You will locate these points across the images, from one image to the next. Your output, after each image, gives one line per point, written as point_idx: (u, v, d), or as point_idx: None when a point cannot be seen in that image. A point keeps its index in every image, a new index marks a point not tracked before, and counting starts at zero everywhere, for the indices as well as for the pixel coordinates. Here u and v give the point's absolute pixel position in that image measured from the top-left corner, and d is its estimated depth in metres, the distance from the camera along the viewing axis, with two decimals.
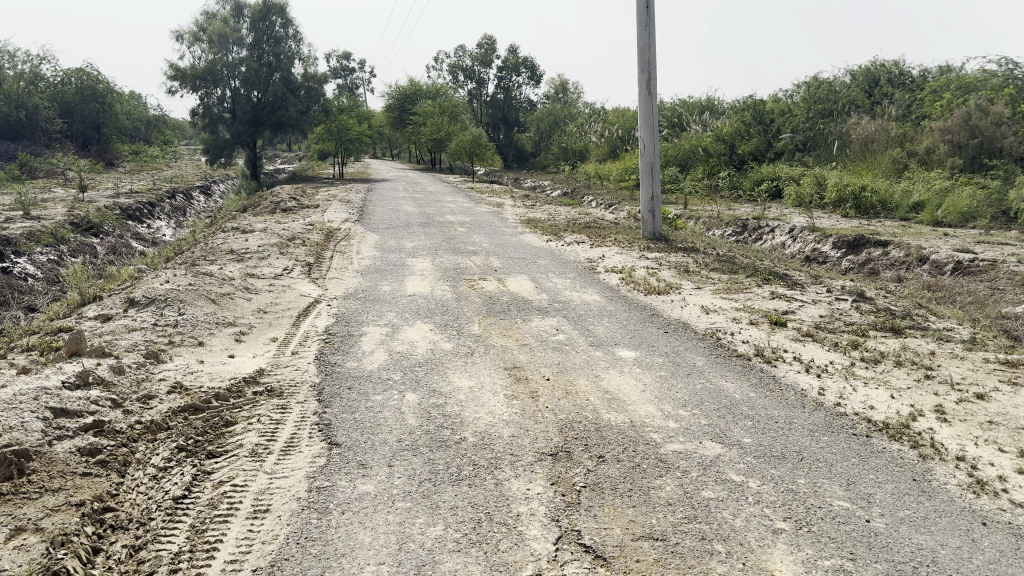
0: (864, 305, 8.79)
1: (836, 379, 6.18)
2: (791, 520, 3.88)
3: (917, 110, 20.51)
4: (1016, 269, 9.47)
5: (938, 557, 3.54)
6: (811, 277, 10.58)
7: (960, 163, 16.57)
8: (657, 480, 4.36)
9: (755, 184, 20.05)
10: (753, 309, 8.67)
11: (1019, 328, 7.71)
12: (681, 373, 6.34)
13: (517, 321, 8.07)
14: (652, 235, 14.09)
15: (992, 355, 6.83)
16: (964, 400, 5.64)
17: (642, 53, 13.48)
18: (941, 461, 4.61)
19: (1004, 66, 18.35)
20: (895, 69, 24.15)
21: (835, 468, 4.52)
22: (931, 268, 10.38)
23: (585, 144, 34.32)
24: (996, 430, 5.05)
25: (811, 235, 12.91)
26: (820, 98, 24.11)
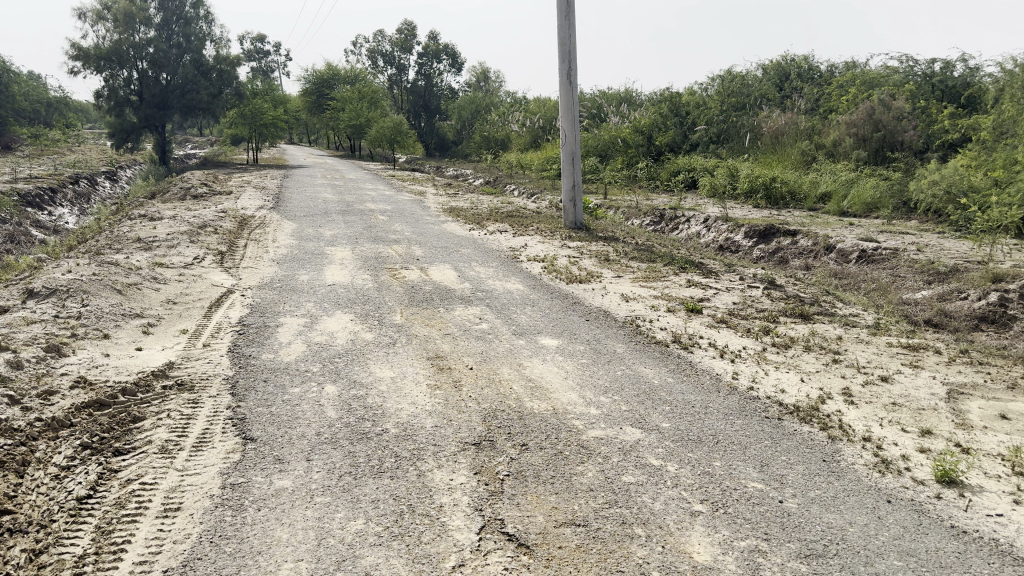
0: (775, 293, 9.08)
1: (749, 364, 6.35)
2: (708, 503, 3.96)
3: (825, 104, 21.24)
4: (916, 257, 9.93)
5: (847, 535, 3.66)
6: (725, 265, 10.85)
7: (864, 156, 17.38)
8: (579, 466, 4.38)
9: (672, 175, 20.43)
10: (671, 297, 8.82)
11: (918, 314, 8.09)
12: (602, 361, 6.40)
13: (439, 310, 8.01)
14: (573, 224, 14.18)
15: (895, 339, 7.14)
16: (870, 382, 5.89)
17: (562, 42, 13.50)
18: (848, 442, 4.78)
19: (905, 63, 19.18)
20: (804, 64, 24.93)
21: (749, 450, 4.63)
22: (837, 257, 10.79)
23: (507, 133, 34.34)
24: (899, 411, 5.27)
25: (725, 225, 13.23)
26: (733, 92, 24.69)
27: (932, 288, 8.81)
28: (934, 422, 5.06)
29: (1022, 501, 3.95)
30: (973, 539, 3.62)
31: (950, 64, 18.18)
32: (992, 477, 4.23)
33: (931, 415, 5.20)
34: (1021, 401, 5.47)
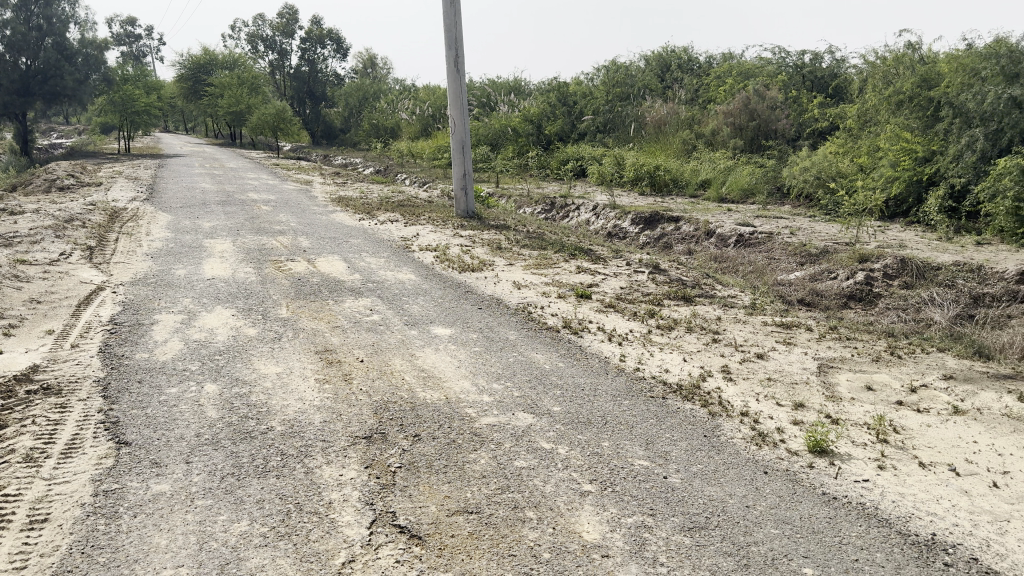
0: (660, 277, 9.35)
1: (636, 346, 6.52)
2: (597, 482, 4.04)
3: (704, 94, 22.00)
4: (789, 239, 10.45)
5: (727, 506, 3.81)
6: (612, 252, 11.09)
7: (741, 144, 18.14)
8: (471, 454, 4.37)
9: (562, 164, 20.70)
10: (560, 283, 8.94)
11: (792, 294, 8.51)
12: (494, 348, 6.41)
13: (327, 303, 7.82)
14: (464, 213, 14.15)
15: (770, 318, 7.49)
16: (747, 359, 6.16)
17: (449, 30, 13.41)
18: (727, 417, 4.98)
19: (777, 55, 20.10)
20: (684, 55, 25.73)
21: (635, 430, 4.75)
22: (717, 241, 11.22)
23: (396, 121, 33.92)
24: (774, 386, 5.54)
25: (613, 212, 13.52)
26: (618, 82, 25.21)
27: (804, 270, 9.29)
28: (806, 395, 5.34)
29: (886, 466, 4.22)
30: (842, 504, 3.84)
31: (818, 56, 19.18)
32: (858, 445, 4.50)
33: (803, 389, 5.49)
34: (884, 373, 5.86)
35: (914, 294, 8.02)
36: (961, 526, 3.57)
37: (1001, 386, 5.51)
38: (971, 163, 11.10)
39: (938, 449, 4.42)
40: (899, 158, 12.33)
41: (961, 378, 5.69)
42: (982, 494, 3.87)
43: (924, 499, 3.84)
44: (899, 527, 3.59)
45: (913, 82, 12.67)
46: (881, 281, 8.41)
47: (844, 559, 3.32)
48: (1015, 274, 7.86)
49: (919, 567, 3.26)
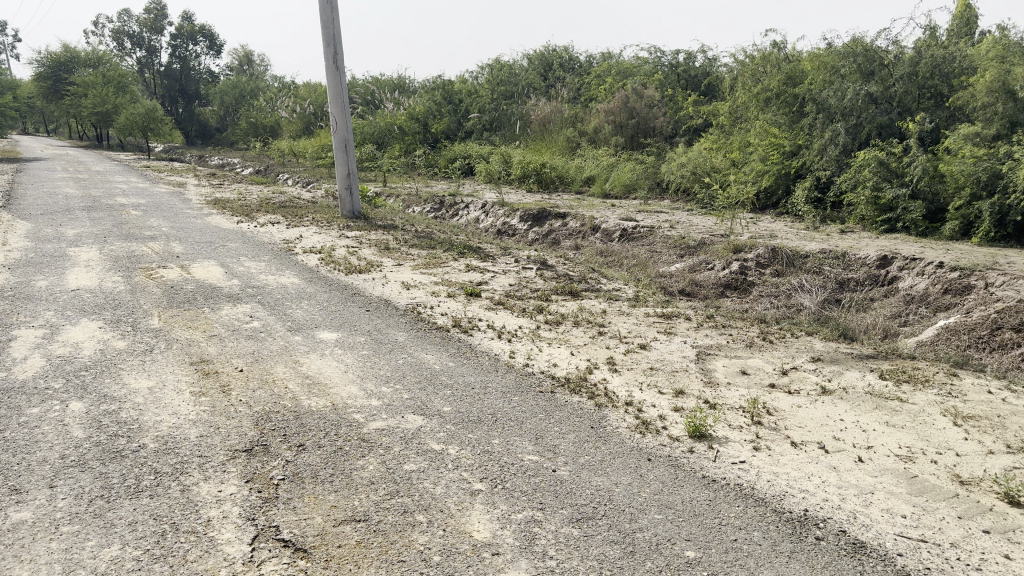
0: (547, 273, 9.46)
1: (525, 342, 6.57)
2: (487, 481, 4.02)
3: (585, 93, 22.43)
4: (669, 233, 10.79)
5: (614, 495, 3.88)
6: (501, 249, 11.14)
7: (622, 142, 18.62)
8: (359, 460, 4.27)
9: (449, 162, 20.65)
10: (449, 282, 8.90)
11: (673, 285, 8.79)
12: (382, 351, 6.32)
13: (203, 311, 7.49)
14: (350, 213, 13.87)
15: (652, 310, 7.72)
16: (631, 350, 6.32)
17: (326, 26, 13.10)
18: (612, 407, 5.10)
19: (653, 54, 20.73)
20: (565, 55, 26.15)
21: (524, 425, 4.77)
22: (602, 236, 11.45)
23: (276, 120, 32.92)
24: (656, 375, 5.72)
25: (501, 210, 13.60)
26: (502, 81, 25.33)
27: (684, 261, 9.62)
28: (686, 382, 5.54)
29: (761, 447, 4.41)
30: (721, 485, 3.98)
31: (691, 55, 19.94)
32: (734, 428, 4.69)
33: (683, 376, 5.68)
34: (758, 357, 6.14)
35: (785, 281, 8.46)
36: (830, 500, 3.76)
37: (864, 365, 5.90)
38: (835, 156, 11.91)
39: (808, 428, 4.67)
40: (769, 153, 12.90)
41: (828, 359, 6.04)
42: (849, 469, 4.10)
43: (796, 476, 4.03)
44: (773, 504, 3.75)
45: (779, 80, 13.38)
46: (755, 270, 8.82)
47: (723, 539, 3.43)
48: (875, 260, 8.52)
49: (793, 542, 3.40)
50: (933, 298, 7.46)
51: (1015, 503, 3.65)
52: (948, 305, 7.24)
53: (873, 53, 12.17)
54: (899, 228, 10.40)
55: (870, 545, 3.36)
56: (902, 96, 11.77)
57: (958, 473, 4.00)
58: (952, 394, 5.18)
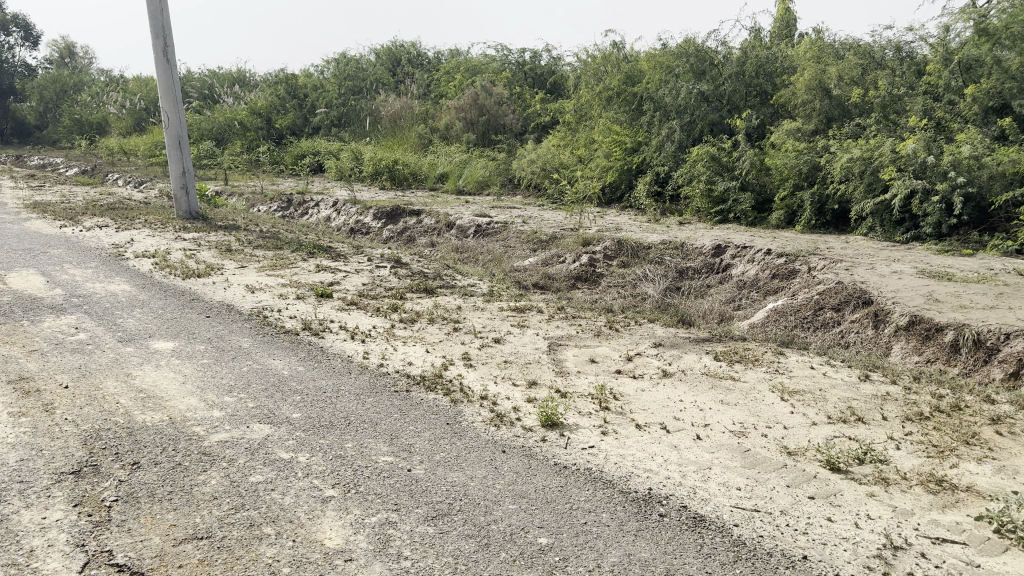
0: (400, 271, 9.36)
1: (378, 342, 6.46)
2: (339, 486, 3.88)
3: (435, 90, 22.40)
4: (522, 228, 10.97)
5: (469, 490, 3.82)
6: (352, 248, 10.92)
7: (473, 138, 18.70)
8: (200, 475, 4.05)
9: (297, 159, 20.05)
10: (297, 284, 8.62)
11: (527, 279, 8.92)
12: (225, 358, 6.03)
13: (21, 324, 6.86)
14: (187, 214, 13.14)
15: (506, 304, 7.81)
16: (485, 345, 6.37)
17: (154, 17, 12.33)
18: (468, 402, 5.07)
19: (500, 52, 20.94)
20: (413, 51, 25.93)
21: (378, 426, 4.67)
22: (457, 232, 11.47)
23: (104, 114, 30.68)
24: (510, 367, 5.78)
25: (353, 208, 13.33)
26: (349, 75, 24.73)
27: (537, 255, 9.80)
28: (538, 373, 5.63)
29: (608, 432, 4.54)
30: (572, 471, 4.03)
31: (537, 54, 20.35)
32: (584, 415, 4.80)
33: (535, 368, 5.78)
34: (605, 345, 6.36)
35: (631, 272, 8.80)
36: (672, 479, 3.91)
37: (700, 348, 6.23)
38: (672, 152, 12.53)
39: (651, 411, 4.87)
40: (612, 149, 13.31)
41: (669, 345, 6.34)
42: (689, 448, 4.30)
43: (641, 458, 4.18)
44: (621, 486, 3.84)
45: (620, 79, 13.91)
46: (603, 261, 9.11)
47: (574, 523, 3.47)
48: (711, 249, 9.01)
49: (640, 521, 3.49)
50: (763, 282, 7.98)
51: (836, 469, 3.95)
52: (776, 288, 7.78)
53: (704, 53, 12.85)
54: (731, 218, 11.04)
55: (710, 518, 3.51)
56: (730, 95, 12.56)
57: (785, 445, 4.29)
58: (779, 371, 5.58)
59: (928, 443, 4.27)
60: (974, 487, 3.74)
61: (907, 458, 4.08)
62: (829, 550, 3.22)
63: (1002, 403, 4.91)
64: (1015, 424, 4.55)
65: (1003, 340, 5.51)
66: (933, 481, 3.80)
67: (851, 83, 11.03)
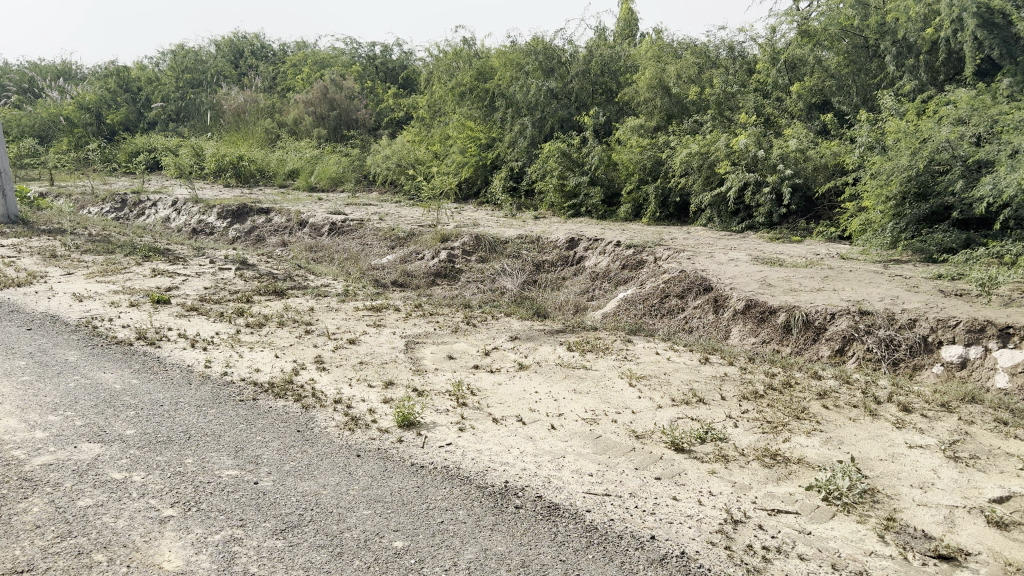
0: (247, 273, 8.97)
1: (222, 349, 6.16)
2: (179, 505, 3.65)
3: (281, 83, 21.75)
4: (377, 225, 10.79)
5: (321, 498, 3.69)
6: (193, 250, 10.36)
7: (324, 134, 18.24)
8: (20, 504, 3.69)
9: (131, 156, 18.91)
10: (132, 290, 8.07)
11: (384, 277, 8.76)
12: (49, 374, 5.55)
13: None
14: (5, 218, 12.01)
15: (360, 303, 7.66)
16: (339, 346, 6.20)
17: None
18: (320, 408, 4.91)
19: (349, 46, 20.44)
20: (257, 42, 24.69)
21: (222, 439, 4.44)
22: (309, 231, 11.13)
23: None
24: (364, 369, 5.65)
25: (195, 208, 12.66)
26: (187, 67, 23.43)
27: (394, 253, 9.67)
28: (393, 373, 5.55)
29: (465, 428, 4.53)
30: (428, 470, 3.98)
31: (387, 48, 20.06)
32: (440, 413, 4.76)
33: (391, 367, 5.69)
34: (462, 341, 6.35)
35: (489, 266, 8.84)
36: (527, 470, 3.95)
37: (555, 339, 6.35)
38: (525, 148, 12.74)
39: (507, 404, 4.91)
40: (467, 145, 13.29)
41: (524, 338, 6.42)
42: (543, 438, 4.36)
43: (498, 451, 4.19)
44: (477, 481, 3.84)
45: (472, 75, 13.96)
46: (461, 257, 9.11)
47: (430, 524, 3.43)
48: (564, 242, 9.20)
49: (496, 515, 3.50)
50: (614, 273, 8.23)
51: (680, 450, 4.12)
52: (626, 278, 8.05)
53: (552, 51, 13.13)
54: (583, 212, 11.31)
55: (564, 506, 3.57)
56: (578, 92, 12.95)
57: (634, 429, 4.44)
58: (628, 358, 5.77)
59: (763, 419, 4.54)
60: (804, 459, 4.01)
61: (745, 435, 4.32)
62: (674, 528, 3.35)
63: (827, 378, 5.30)
64: (840, 397, 4.92)
65: (829, 319, 5.93)
66: (768, 455, 4.04)
67: (689, 81, 11.60)
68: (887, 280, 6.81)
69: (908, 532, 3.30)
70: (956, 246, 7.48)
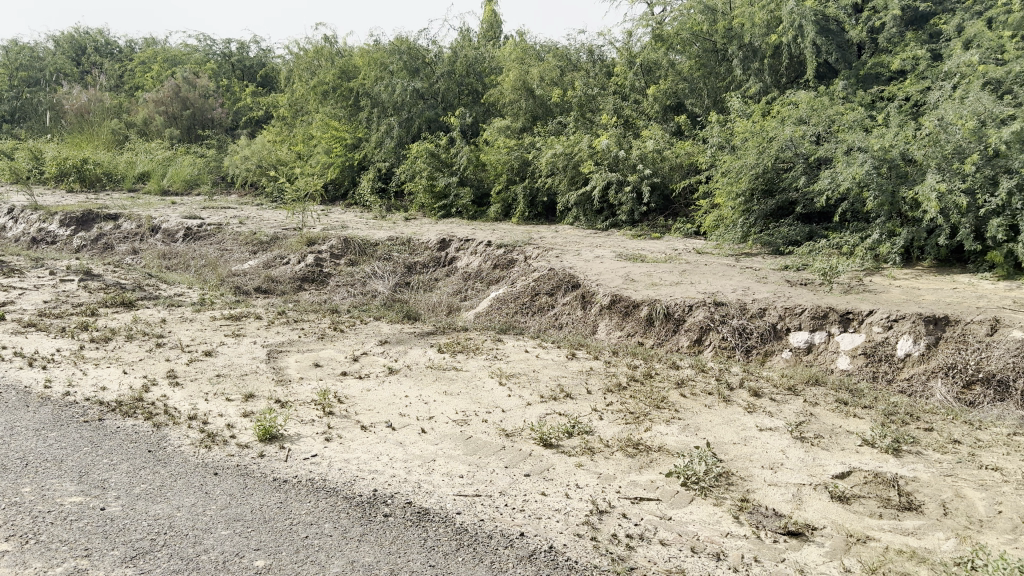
0: (92, 284, 8.41)
1: (64, 367, 5.74)
2: (14, 538, 3.36)
3: (129, 81, 20.76)
4: (237, 229, 10.39)
5: (176, 521, 3.50)
6: (31, 261, 9.62)
7: (177, 134, 17.51)
8: None
9: None
10: None
11: (247, 283, 8.43)
12: None
13: None
14: None
15: (219, 312, 7.34)
16: (195, 359, 5.92)
17: None
18: (174, 425, 4.67)
19: (202, 43, 19.39)
20: (100, 37, 22.99)
21: (64, 464, 4.14)
22: (163, 237, 10.57)
23: None
24: (223, 381, 5.42)
25: (34, 215, 11.76)
26: (21, 64, 21.74)
27: (257, 258, 9.33)
28: (255, 385, 5.34)
29: (332, 437, 4.42)
30: (292, 484, 3.86)
31: (244, 45, 19.25)
32: (305, 423, 4.63)
33: (252, 379, 5.48)
34: (328, 348, 6.21)
35: (358, 269, 8.69)
36: (396, 476, 3.90)
37: (425, 341, 6.33)
38: (392, 148, 12.61)
39: (375, 410, 4.84)
40: (332, 145, 13.01)
41: (393, 341, 6.36)
42: (413, 442, 4.32)
43: (366, 459, 4.12)
44: (344, 492, 3.75)
45: (334, 74, 13.68)
46: (328, 261, 8.92)
47: (294, 539, 3.33)
48: (435, 243, 9.18)
49: (363, 525, 3.43)
50: (486, 272, 8.27)
51: (548, 445, 4.19)
52: (498, 277, 8.10)
53: (416, 51, 13.05)
54: (453, 212, 11.29)
55: (433, 510, 3.55)
56: (444, 93, 12.97)
57: (504, 427, 4.48)
58: (498, 357, 5.81)
59: (626, 410, 4.68)
60: (665, 447, 4.17)
61: (610, 427, 4.44)
62: (543, 523, 3.40)
63: (685, 368, 5.54)
64: (697, 385, 5.16)
65: (687, 311, 6.18)
66: (631, 445, 4.17)
67: (552, 83, 11.86)
68: (740, 272, 7.18)
69: (760, 511, 3.49)
70: (800, 239, 8.00)
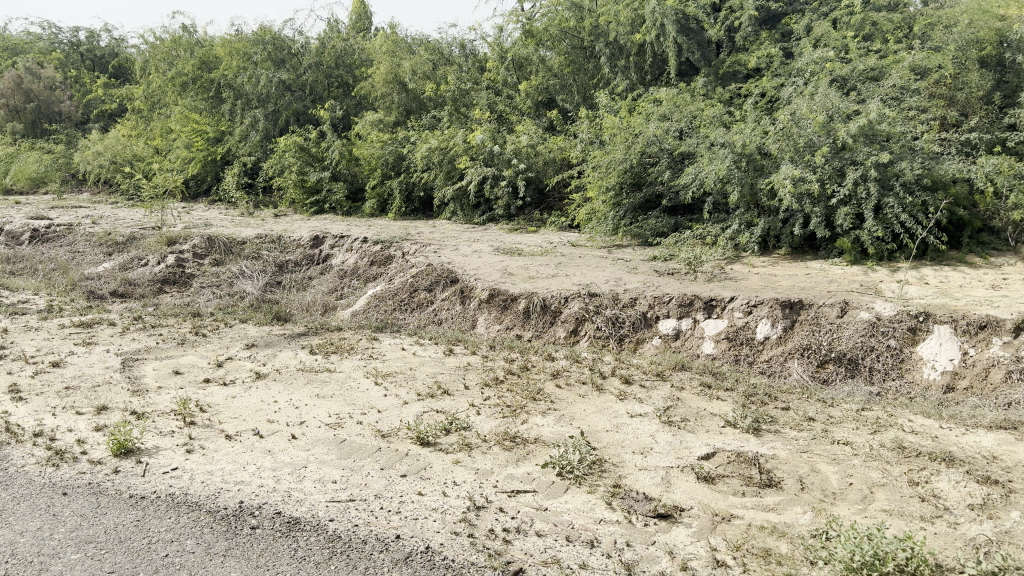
0: None
1: None
2: None
3: None
4: (90, 230, 9.76)
5: (18, 548, 3.24)
6: None
7: (21, 129, 16.30)
8: None
9: None
10: None
11: (101, 287, 7.93)
12: None
13: None
14: None
15: (68, 320, 6.87)
16: (40, 371, 5.51)
17: None
18: (17, 444, 4.32)
19: (45, 31, 18.11)
20: None
21: None
22: (6, 240, 9.80)
23: None
24: (74, 394, 5.07)
25: None
26: None
27: (112, 260, 8.79)
28: (109, 396, 5.03)
29: (194, 449, 4.22)
30: (150, 501, 3.65)
31: (93, 34, 18.09)
32: (165, 435, 4.39)
33: (105, 390, 5.15)
34: (190, 354, 5.93)
35: (224, 269, 8.34)
36: (264, 486, 3.76)
37: (296, 343, 6.15)
38: (258, 142, 12.18)
39: (242, 418, 4.65)
40: (192, 139, 12.42)
41: (261, 344, 6.14)
42: (283, 450, 4.19)
43: (231, 470, 3.95)
44: (208, 506, 3.59)
45: (193, 64, 13.08)
46: (191, 261, 8.51)
47: (153, 558, 3.15)
48: (308, 240, 8.95)
49: (229, 540, 3.29)
50: (362, 270, 8.12)
51: (424, 444, 4.15)
52: (374, 274, 7.97)
53: (281, 42, 12.62)
54: (327, 208, 11.03)
55: (304, 519, 3.44)
56: (313, 85, 12.69)
57: (379, 428, 4.41)
58: (373, 356, 5.72)
59: (502, 404, 4.71)
60: (540, 438, 4.21)
61: (486, 421, 4.45)
62: (419, 524, 3.36)
63: (560, 359, 5.63)
64: (571, 376, 5.25)
65: (563, 303, 6.29)
66: (507, 439, 4.19)
67: (424, 77, 11.78)
68: (611, 263, 7.36)
69: (631, 496, 3.58)
70: (667, 230, 8.29)
